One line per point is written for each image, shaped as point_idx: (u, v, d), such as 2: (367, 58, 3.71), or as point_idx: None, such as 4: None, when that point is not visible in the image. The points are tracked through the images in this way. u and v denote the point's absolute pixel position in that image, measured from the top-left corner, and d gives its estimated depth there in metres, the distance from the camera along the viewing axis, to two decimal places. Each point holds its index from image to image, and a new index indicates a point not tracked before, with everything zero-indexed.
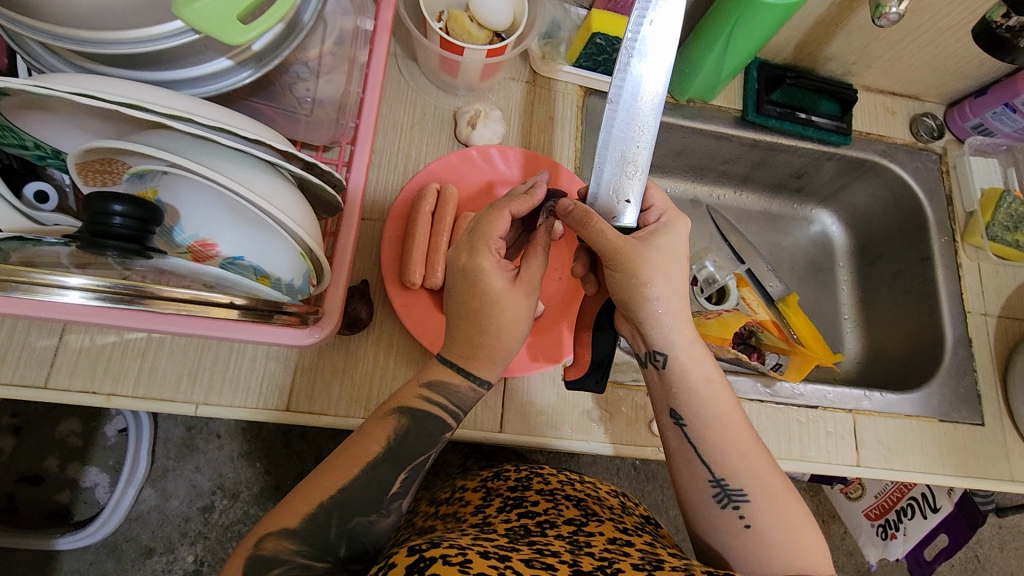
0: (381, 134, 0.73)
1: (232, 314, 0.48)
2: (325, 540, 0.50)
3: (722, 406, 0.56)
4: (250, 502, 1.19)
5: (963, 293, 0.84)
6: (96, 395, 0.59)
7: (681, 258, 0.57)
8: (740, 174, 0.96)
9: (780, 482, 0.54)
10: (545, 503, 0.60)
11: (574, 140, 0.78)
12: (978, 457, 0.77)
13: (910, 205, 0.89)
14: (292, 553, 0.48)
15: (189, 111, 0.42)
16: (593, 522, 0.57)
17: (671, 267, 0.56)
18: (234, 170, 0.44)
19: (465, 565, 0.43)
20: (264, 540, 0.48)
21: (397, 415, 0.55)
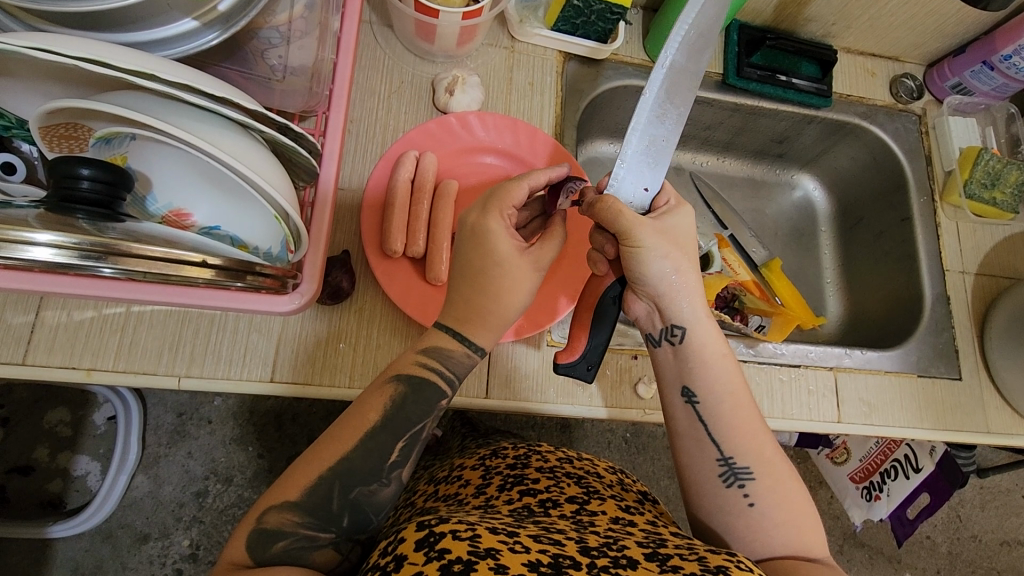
0: (358, 104, 0.72)
1: (206, 274, 0.48)
2: (325, 509, 0.50)
3: (731, 383, 0.56)
4: (244, 485, 1.20)
5: (942, 251, 0.85)
6: (75, 370, 0.59)
7: (686, 238, 0.58)
8: (722, 140, 0.96)
9: (761, 438, 0.55)
10: (546, 480, 0.60)
11: (553, 107, 0.77)
12: (955, 411, 0.78)
13: (890, 165, 0.89)
14: (294, 527, 0.49)
15: (150, 67, 0.41)
16: (595, 500, 0.57)
17: (684, 245, 0.57)
18: (205, 131, 0.44)
19: (474, 541, 0.44)
20: (267, 513, 0.49)
21: (393, 381, 0.55)
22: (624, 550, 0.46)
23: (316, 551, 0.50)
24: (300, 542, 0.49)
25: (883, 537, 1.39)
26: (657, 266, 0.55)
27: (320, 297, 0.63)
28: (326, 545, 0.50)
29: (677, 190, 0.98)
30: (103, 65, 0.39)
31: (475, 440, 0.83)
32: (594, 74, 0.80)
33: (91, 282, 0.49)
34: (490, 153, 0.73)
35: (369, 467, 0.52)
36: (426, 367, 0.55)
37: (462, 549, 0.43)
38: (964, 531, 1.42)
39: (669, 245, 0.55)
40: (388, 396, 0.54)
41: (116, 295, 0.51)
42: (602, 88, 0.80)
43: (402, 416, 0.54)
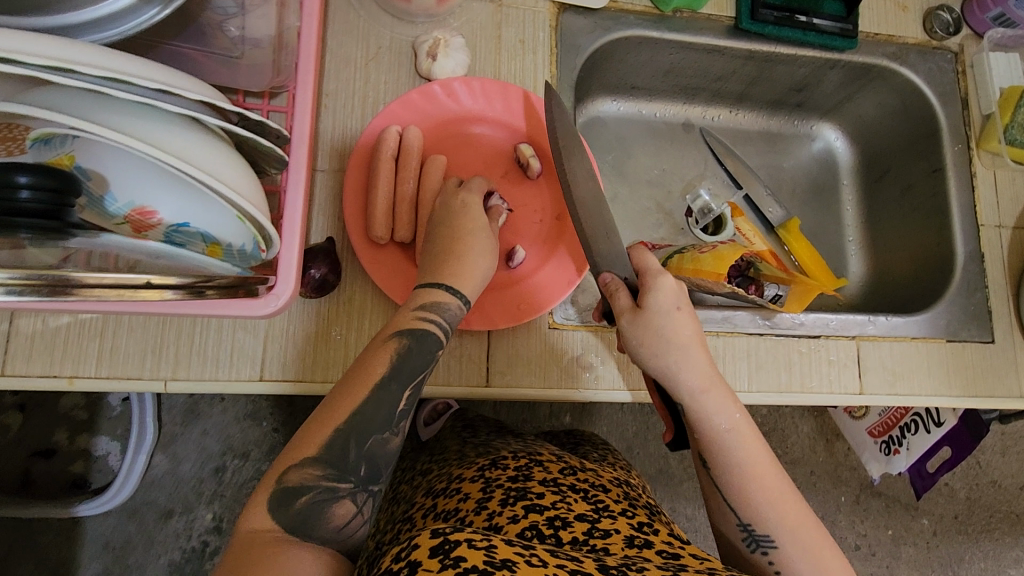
0: (333, 75, 0.65)
1: (165, 295, 0.43)
2: (344, 459, 0.48)
3: (746, 449, 0.51)
4: (261, 459, 1.20)
5: (977, 204, 0.78)
6: (57, 378, 0.56)
7: (671, 310, 0.53)
8: (735, 91, 0.88)
9: (780, 486, 0.50)
10: (551, 496, 0.57)
11: (548, 66, 0.70)
12: (986, 375, 0.74)
13: (921, 112, 0.82)
14: (317, 479, 0.47)
15: (70, 59, 0.36)
16: (607, 518, 0.54)
17: (666, 324, 0.53)
18: (145, 129, 0.39)
19: (490, 551, 0.42)
20: (287, 472, 0.47)
21: (397, 338, 0.53)
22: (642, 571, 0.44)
23: (338, 503, 0.47)
24: (323, 494, 0.47)
25: (900, 486, 1.37)
26: (641, 352, 0.53)
27: (305, 290, 0.60)
28: (347, 496, 0.47)
29: (685, 148, 0.92)
30: (13, 61, 0.34)
31: (475, 437, 0.79)
32: (592, 26, 0.72)
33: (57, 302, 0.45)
34: (479, 121, 0.67)
35: (383, 418, 0.50)
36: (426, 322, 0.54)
37: (477, 557, 0.41)
38: (982, 477, 1.39)
39: (644, 333, 0.53)
40: (378, 357, 0.52)
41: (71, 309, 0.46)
42: (603, 42, 0.73)
43: (412, 369, 0.52)
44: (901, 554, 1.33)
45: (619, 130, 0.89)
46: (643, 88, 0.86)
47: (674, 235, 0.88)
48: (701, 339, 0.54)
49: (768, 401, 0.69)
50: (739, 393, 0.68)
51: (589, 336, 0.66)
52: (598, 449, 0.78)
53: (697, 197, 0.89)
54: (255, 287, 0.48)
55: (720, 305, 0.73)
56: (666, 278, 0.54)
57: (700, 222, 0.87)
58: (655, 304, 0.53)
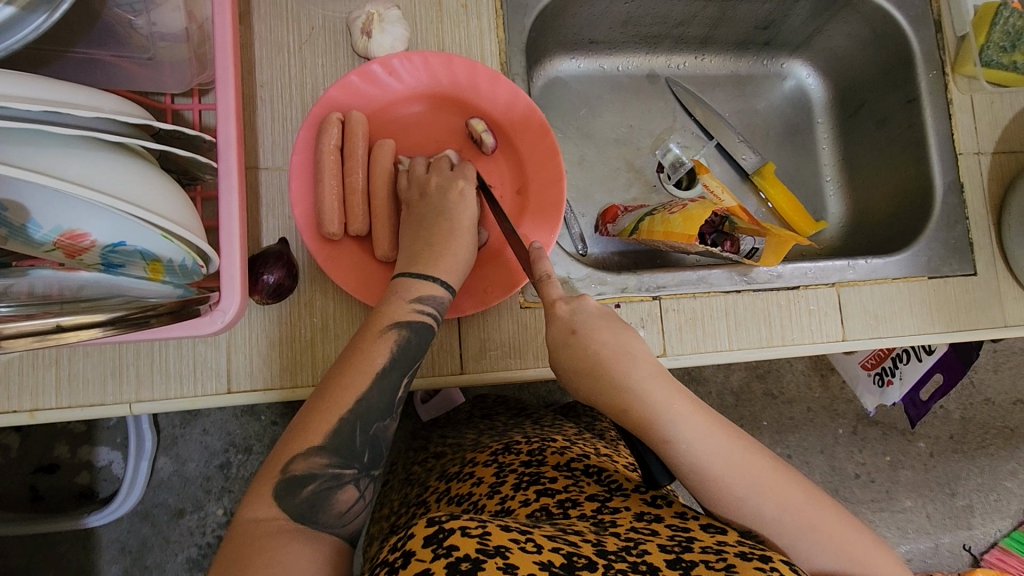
0: (267, 63, 0.61)
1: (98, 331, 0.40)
2: (349, 445, 0.47)
3: (724, 459, 0.46)
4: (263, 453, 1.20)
5: (954, 132, 0.75)
6: (19, 413, 0.55)
7: (574, 340, 0.51)
8: (700, 35, 0.84)
9: (771, 478, 0.46)
10: (564, 479, 0.55)
11: (495, 30, 0.66)
12: (968, 308, 0.73)
13: (893, 40, 0.78)
14: (324, 467, 0.45)
15: None
16: (618, 496, 0.52)
17: (579, 358, 0.51)
18: (35, 153, 0.36)
19: (485, 538, 0.39)
20: (294, 461, 0.45)
21: (395, 329, 0.50)
22: (644, 557, 0.41)
23: (342, 490, 0.46)
24: (328, 482, 0.45)
25: (896, 413, 1.30)
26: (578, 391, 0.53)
27: (261, 298, 0.57)
28: (350, 481, 0.46)
29: (651, 101, 0.87)
30: None
31: (491, 423, 0.75)
32: None
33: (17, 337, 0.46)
34: (420, 98, 0.64)
35: (385, 402, 0.49)
36: (420, 311, 0.52)
37: (471, 547, 0.38)
38: (978, 396, 1.33)
39: (569, 373, 0.52)
40: (375, 345, 0.50)
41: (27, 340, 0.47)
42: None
43: (412, 355, 0.51)
44: (902, 478, 1.30)
45: (582, 88, 0.85)
46: (601, 40, 0.82)
47: (647, 193, 0.86)
48: (620, 348, 0.50)
49: (749, 357, 0.68)
50: (719, 352, 0.67)
51: None
52: (614, 427, 0.78)
53: (667, 152, 0.86)
54: (198, 307, 0.49)
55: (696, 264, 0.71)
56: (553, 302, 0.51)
57: (672, 177, 0.85)
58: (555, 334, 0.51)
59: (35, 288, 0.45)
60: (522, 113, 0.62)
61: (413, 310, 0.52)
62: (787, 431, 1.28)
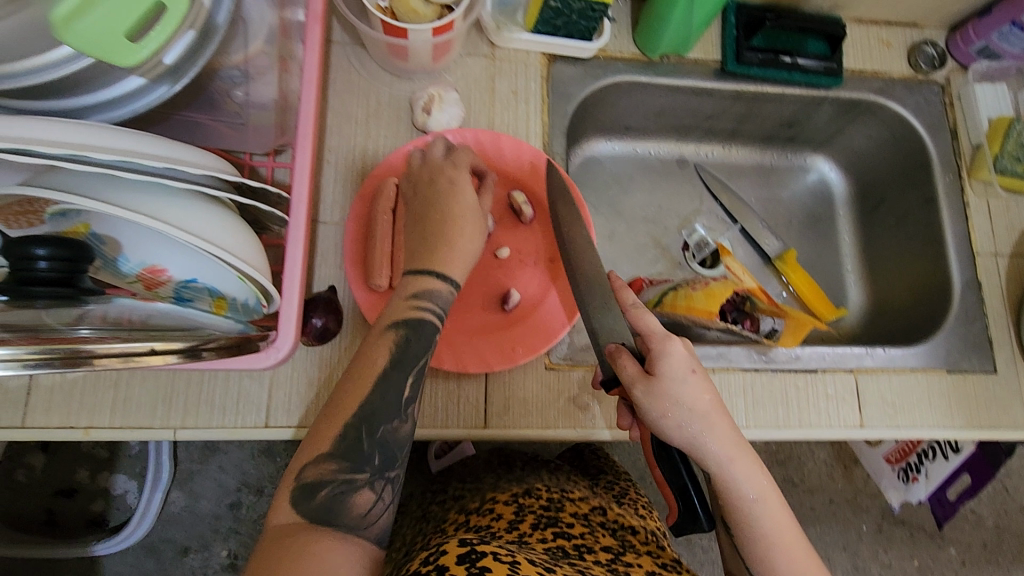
0: (335, 132, 0.69)
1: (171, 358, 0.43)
2: (357, 449, 0.48)
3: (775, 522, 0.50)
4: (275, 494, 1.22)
5: (971, 233, 0.79)
6: (72, 430, 0.59)
7: (682, 375, 0.51)
8: (727, 128, 0.90)
9: (804, 555, 0.50)
10: (581, 527, 0.58)
11: (540, 114, 0.74)
12: (989, 405, 0.73)
13: (911, 143, 0.83)
14: (332, 474, 0.47)
15: (87, 143, 0.38)
16: (631, 554, 0.55)
17: (680, 393, 0.51)
18: (149, 205, 0.42)
19: (515, 566, 0.41)
20: (307, 467, 0.47)
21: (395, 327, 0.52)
22: None
23: (355, 494, 0.47)
24: (342, 486, 0.47)
25: (923, 513, 1.26)
26: (658, 422, 0.52)
27: (308, 339, 0.62)
28: (365, 486, 0.48)
29: (680, 185, 0.93)
30: (31, 150, 0.36)
31: (509, 469, 0.77)
32: (582, 75, 0.76)
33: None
34: None
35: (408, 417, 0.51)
36: (420, 307, 0.53)
37: (503, 570, 0.40)
38: (1011, 503, 1.27)
39: (662, 404, 0.51)
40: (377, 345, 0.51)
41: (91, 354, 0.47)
42: (592, 89, 0.77)
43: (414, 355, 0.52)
44: None
45: (615, 169, 0.92)
46: (636, 127, 0.89)
47: (672, 269, 0.90)
48: (719, 403, 0.52)
49: (766, 436, 0.69)
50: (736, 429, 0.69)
51: (583, 376, 0.67)
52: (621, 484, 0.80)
53: (693, 231, 0.91)
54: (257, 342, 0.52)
55: (718, 340, 0.74)
56: (673, 342, 0.52)
57: (696, 257, 0.89)
58: (667, 370, 0.51)
59: (106, 316, 0.46)
60: (560, 191, 0.68)
61: (413, 306, 0.53)
62: (806, 522, 1.24)
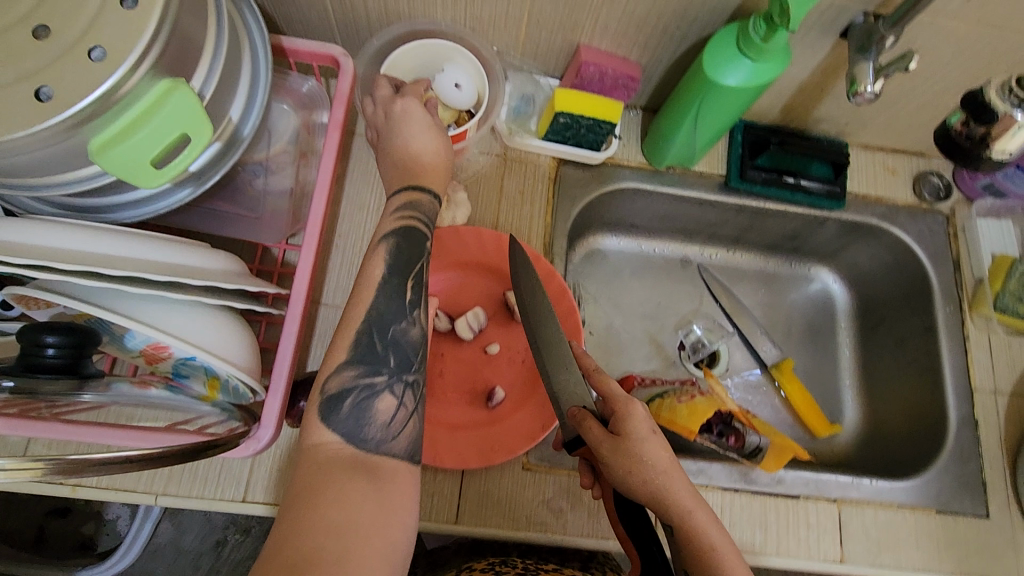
0: (347, 218, 0.73)
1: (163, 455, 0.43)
2: (371, 352, 0.50)
3: None
4: (260, 537, 1.22)
5: (970, 367, 0.78)
6: (61, 485, 0.62)
7: (647, 433, 0.54)
8: (732, 235, 0.92)
9: None
10: None
11: (544, 215, 0.77)
12: (980, 552, 0.71)
13: (914, 269, 0.84)
14: (354, 380, 0.48)
15: (102, 261, 0.43)
16: None
17: (643, 455, 0.53)
18: (153, 311, 0.46)
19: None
20: (328, 379, 0.48)
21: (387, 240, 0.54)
22: None
23: (377, 399, 0.49)
24: (363, 393, 0.48)
25: None
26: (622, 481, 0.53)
27: (292, 421, 0.64)
28: (385, 390, 0.49)
29: (682, 284, 0.95)
30: (54, 269, 0.41)
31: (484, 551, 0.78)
32: (588, 179, 0.79)
33: (85, 429, 0.51)
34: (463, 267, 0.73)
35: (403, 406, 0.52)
36: (409, 217, 0.56)
37: None
38: None
39: (626, 464, 0.53)
40: (371, 258, 0.53)
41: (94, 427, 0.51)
42: (596, 193, 0.80)
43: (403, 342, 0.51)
44: None
45: (618, 263, 0.94)
46: (640, 226, 0.91)
47: (666, 367, 0.89)
48: (677, 464, 0.54)
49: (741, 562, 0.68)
50: None
51: (560, 481, 0.68)
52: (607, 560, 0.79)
53: (690, 332, 0.92)
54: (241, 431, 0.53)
55: (700, 455, 0.73)
56: (635, 405, 0.55)
57: (692, 357, 0.90)
58: (633, 432, 0.53)
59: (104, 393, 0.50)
60: (555, 292, 0.69)
61: (401, 219, 0.56)
62: None
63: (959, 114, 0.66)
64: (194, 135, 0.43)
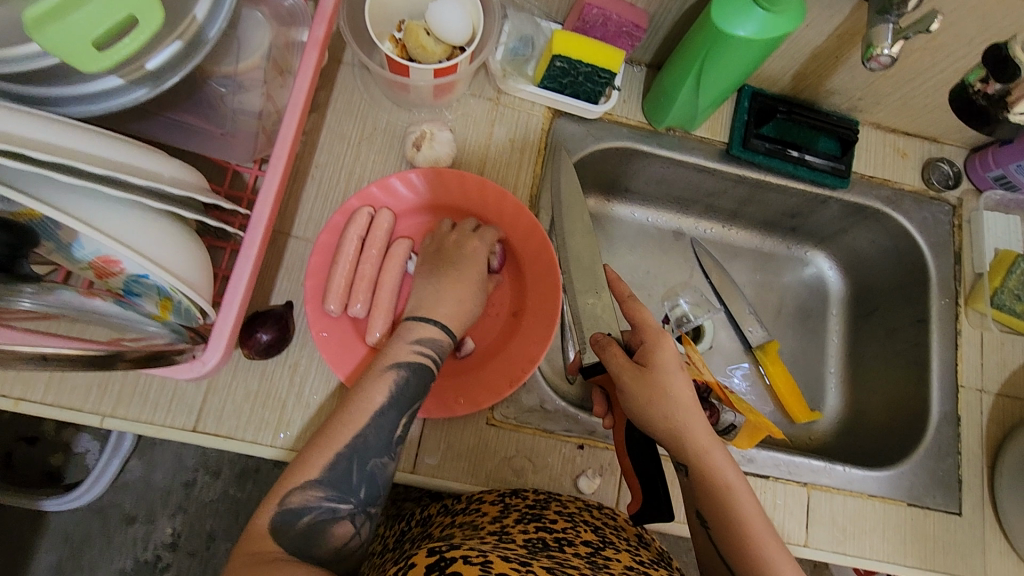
0: (326, 149, 0.69)
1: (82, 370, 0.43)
2: (346, 481, 0.51)
3: (748, 514, 0.54)
4: (230, 482, 1.21)
5: (958, 363, 0.76)
6: (3, 398, 0.59)
7: (671, 366, 0.59)
8: (729, 208, 0.88)
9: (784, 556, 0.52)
10: (564, 522, 0.55)
11: (533, 165, 0.73)
12: (947, 550, 0.69)
13: (912, 258, 0.80)
14: (320, 500, 0.49)
15: (28, 142, 0.38)
16: (611, 548, 0.53)
17: (665, 383, 0.58)
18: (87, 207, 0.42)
19: (486, 565, 0.41)
20: (291, 493, 0.49)
21: (394, 369, 0.56)
22: None
23: (337, 523, 0.50)
24: (325, 514, 0.49)
25: None
26: (647, 413, 0.57)
27: (250, 352, 0.61)
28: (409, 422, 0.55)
29: (673, 255, 0.92)
30: None
31: None
32: (583, 133, 0.75)
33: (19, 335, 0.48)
34: (442, 209, 0.71)
35: (382, 443, 0.53)
36: (419, 352, 0.58)
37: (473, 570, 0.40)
38: None
39: (648, 395, 0.57)
40: (376, 383, 0.55)
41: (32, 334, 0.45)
42: (593, 148, 0.76)
43: (408, 399, 0.55)
44: None
45: (608, 227, 0.90)
46: (635, 191, 0.88)
47: None
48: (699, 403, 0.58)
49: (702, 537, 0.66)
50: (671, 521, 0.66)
51: (524, 439, 0.66)
52: None
53: (676, 305, 0.90)
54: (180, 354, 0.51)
55: None
56: (665, 337, 0.61)
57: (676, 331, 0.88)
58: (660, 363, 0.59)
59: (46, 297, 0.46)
60: (525, 228, 0.67)
61: (413, 351, 0.57)
62: None
63: (980, 71, 0.58)
64: (143, 18, 0.40)
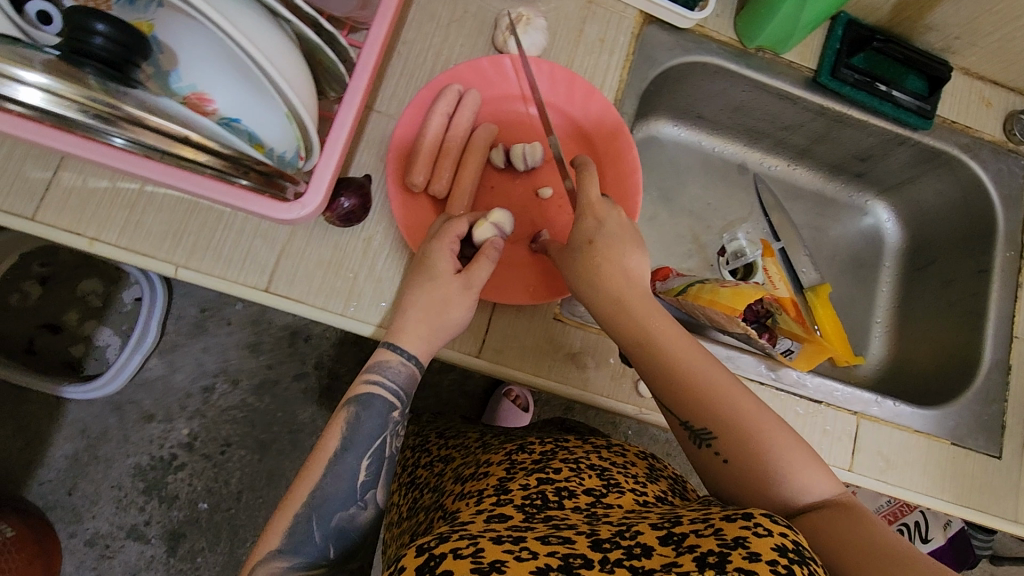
0: (415, 26, 0.67)
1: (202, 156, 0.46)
2: (308, 540, 0.50)
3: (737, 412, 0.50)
4: (248, 391, 1.17)
5: (1015, 315, 0.76)
6: (79, 237, 0.58)
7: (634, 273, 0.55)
8: (800, 145, 0.87)
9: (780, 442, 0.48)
10: (566, 470, 0.52)
11: (620, 69, 0.71)
12: (983, 491, 0.71)
13: (980, 210, 0.80)
14: (286, 568, 0.49)
15: None
16: (613, 493, 0.50)
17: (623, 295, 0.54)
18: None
19: (478, 556, 0.37)
20: (257, 567, 0.49)
21: (346, 406, 0.54)
22: (636, 539, 0.39)
23: None
24: None
25: None
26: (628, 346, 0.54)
27: (331, 217, 0.61)
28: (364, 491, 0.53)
29: (735, 190, 0.91)
30: None
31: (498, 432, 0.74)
32: (673, 44, 0.73)
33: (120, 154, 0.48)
34: (531, 101, 0.68)
35: (343, 491, 0.51)
36: (372, 383, 0.55)
37: (462, 567, 0.36)
38: None
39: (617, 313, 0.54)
40: (330, 427, 0.53)
41: (154, 120, 0.42)
42: (681, 60, 0.74)
43: (365, 433, 0.53)
44: None
45: (672, 152, 0.89)
46: (707, 118, 0.86)
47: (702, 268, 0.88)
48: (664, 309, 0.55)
49: None
50: None
51: (590, 337, 0.66)
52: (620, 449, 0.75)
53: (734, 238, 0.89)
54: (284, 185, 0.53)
55: (727, 344, 0.71)
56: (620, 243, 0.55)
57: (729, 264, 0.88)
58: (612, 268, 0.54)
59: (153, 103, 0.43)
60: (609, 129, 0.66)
61: (367, 383, 0.55)
62: None
63: None
64: None
